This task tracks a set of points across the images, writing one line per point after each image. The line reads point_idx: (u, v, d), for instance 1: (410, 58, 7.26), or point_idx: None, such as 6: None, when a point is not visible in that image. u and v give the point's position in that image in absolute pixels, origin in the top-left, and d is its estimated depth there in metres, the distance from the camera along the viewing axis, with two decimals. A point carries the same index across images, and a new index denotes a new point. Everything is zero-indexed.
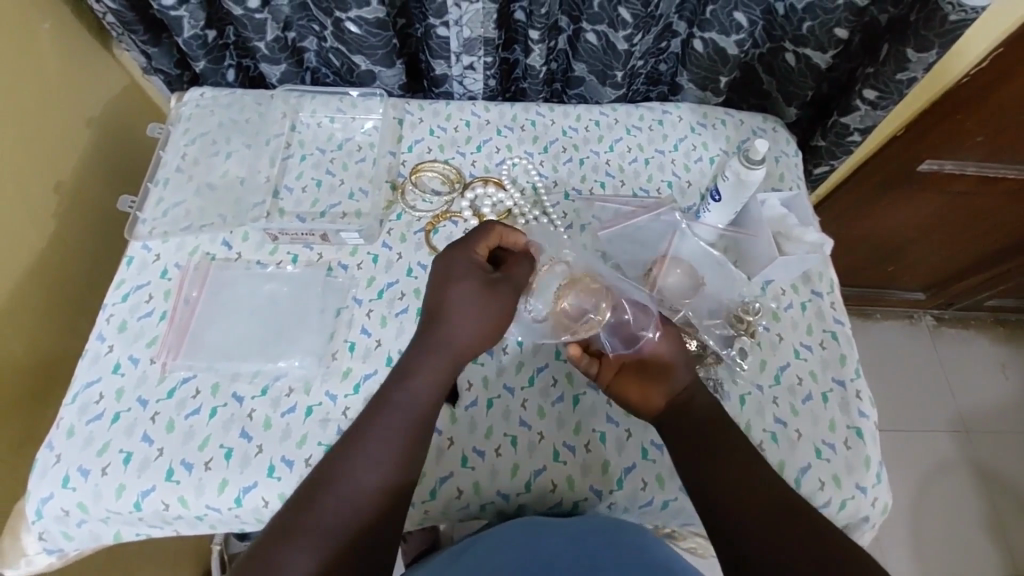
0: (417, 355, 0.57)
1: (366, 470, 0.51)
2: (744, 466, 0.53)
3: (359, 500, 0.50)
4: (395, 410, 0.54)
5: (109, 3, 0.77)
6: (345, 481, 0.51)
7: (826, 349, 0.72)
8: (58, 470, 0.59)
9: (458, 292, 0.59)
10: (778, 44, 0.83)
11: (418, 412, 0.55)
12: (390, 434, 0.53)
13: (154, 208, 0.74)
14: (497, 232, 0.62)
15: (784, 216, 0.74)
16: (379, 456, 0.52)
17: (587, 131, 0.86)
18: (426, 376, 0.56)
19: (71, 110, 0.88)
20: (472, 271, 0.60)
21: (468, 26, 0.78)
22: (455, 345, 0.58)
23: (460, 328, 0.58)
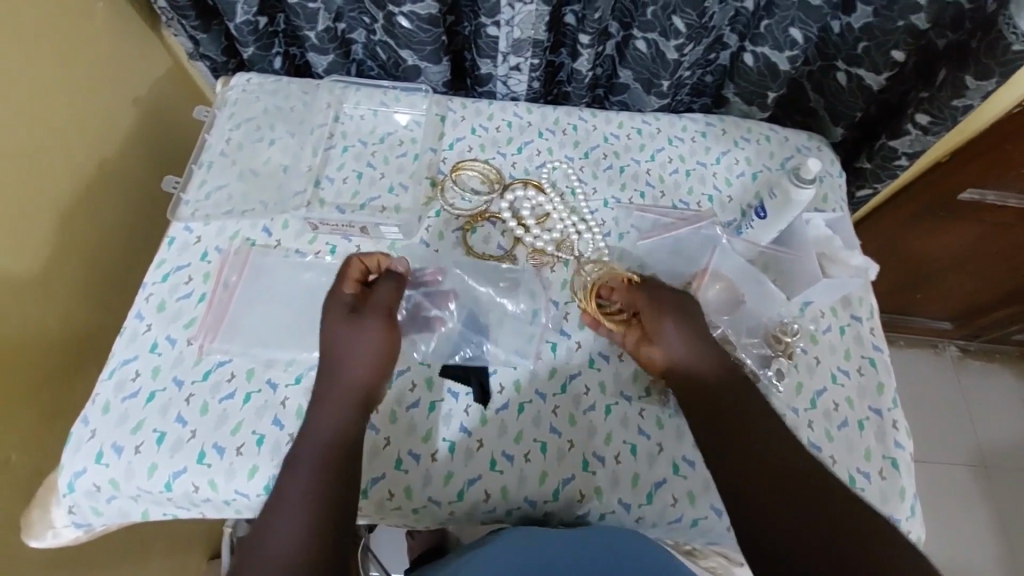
0: (321, 398, 0.56)
1: (282, 527, 0.49)
2: (773, 463, 0.52)
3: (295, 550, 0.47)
4: (313, 451, 0.53)
5: None
6: (275, 537, 0.48)
7: (864, 376, 0.71)
8: (93, 445, 0.59)
9: (337, 325, 0.59)
10: (830, 63, 0.82)
11: (324, 453, 0.53)
12: (311, 477, 0.52)
13: (197, 190, 0.75)
14: (353, 266, 0.63)
15: (829, 237, 0.73)
16: (306, 500, 0.50)
17: (628, 139, 0.85)
18: (321, 419, 0.55)
19: (117, 89, 0.89)
20: (337, 307, 0.60)
21: (518, 27, 0.77)
22: (347, 380, 0.56)
23: (349, 349, 0.57)
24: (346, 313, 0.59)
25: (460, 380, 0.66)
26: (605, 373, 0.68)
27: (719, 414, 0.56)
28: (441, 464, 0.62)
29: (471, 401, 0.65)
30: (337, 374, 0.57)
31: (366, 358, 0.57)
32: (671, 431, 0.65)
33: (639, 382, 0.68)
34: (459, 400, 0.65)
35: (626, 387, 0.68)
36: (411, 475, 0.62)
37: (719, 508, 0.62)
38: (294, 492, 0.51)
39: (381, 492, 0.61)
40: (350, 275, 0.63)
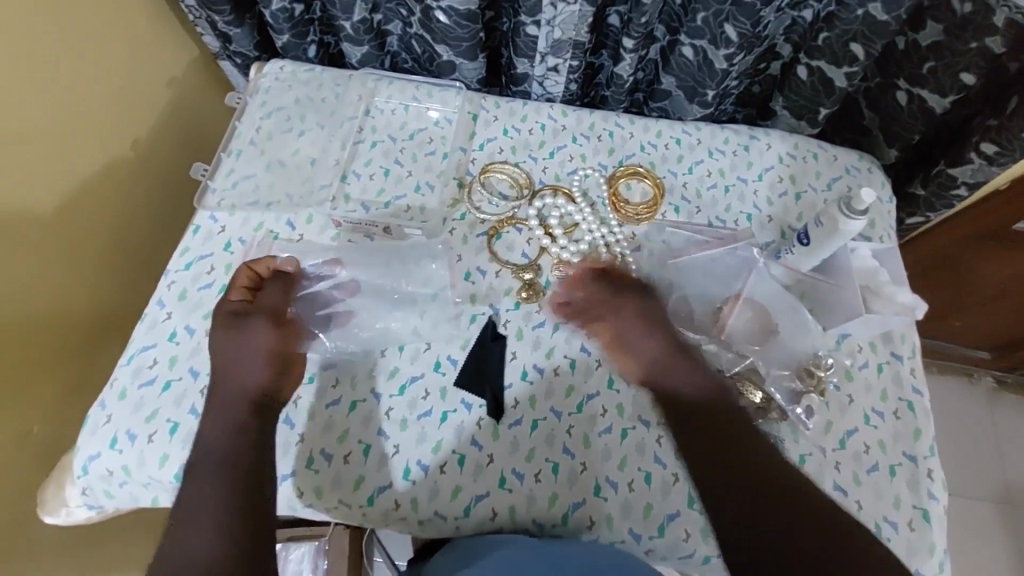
0: (210, 408, 0.57)
1: (193, 532, 0.51)
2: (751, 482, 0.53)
3: (202, 553, 0.50)
4: (204, 462, 0.54)
5: None
6: (180, 544, 0.50)
7: (900, 420, 0.67)
8: (108, 431, 0.60)
9: (217, 337, 0.60)
10: (890, 80, 0.77)
11: (217, 459, 0.54)
12: (208, 482, 0.53)
13: (224, 178, 0.74)
14: (243, 271, 0.64)
15: (876, 269, 0.68)
16: (204, 503, 0.52)
17: (666, 149, 0.82)
18: (212, 426, 0.56)
19: (151, 71, 0.88)
20: (220, 314, 0.61)
21: (559, 27, 0.74)
22: (225, 384, 0.58)
23: (229, 363, 0.58)
24: (226, 319, 0.60)
25: (475, 392, 0.65)
26: (624, 396, 0.66)
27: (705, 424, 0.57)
28: (449, 477, 0.61)
29: (484, 414, 0.64)
30: (225, 379, 0.58)
31: (243, 371, 0.58)
32: None
33: None
34: (472, 412, 0.64)
35: (645, 411, 0.65)
36: (418, 486, 0.61)
37: None
38: (196, 500, 0.52)
39: (387, 502, 0.60)
40: (238, 281, 0.64)
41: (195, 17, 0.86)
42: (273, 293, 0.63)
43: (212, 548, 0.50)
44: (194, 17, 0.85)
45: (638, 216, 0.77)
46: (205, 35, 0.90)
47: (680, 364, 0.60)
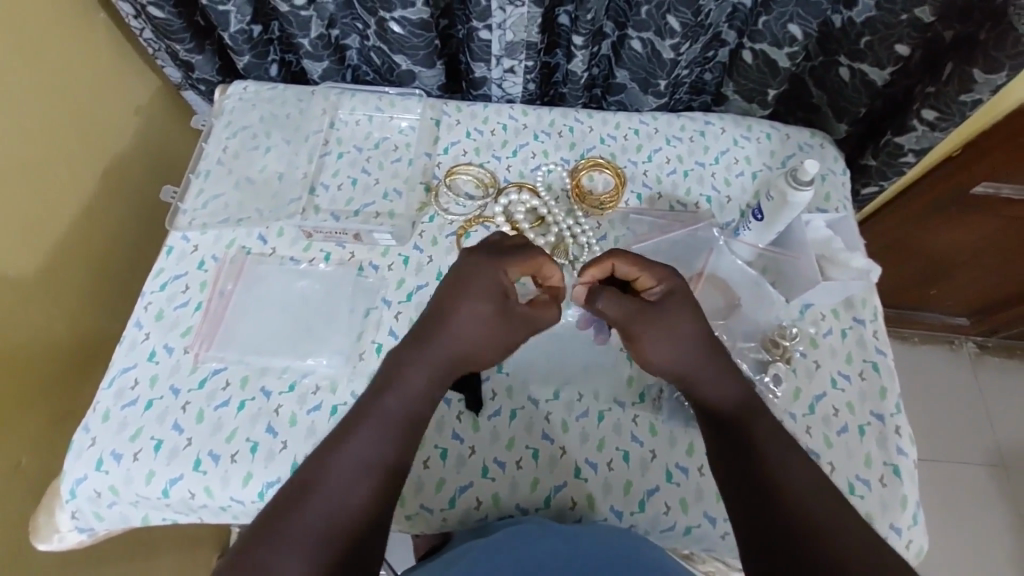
0: (416, 354, 0.53)
1: (351, 475, 0.47)
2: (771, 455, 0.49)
3: (354, 510, 0.46)
4: (396, 408, 0.51)
5: (157, 12, 0.77)
6: (336, 481, 0.47)
7: (866, 380, 0.69)
8: (93, 452, 0.61)
9: (469, 302, 0.54)
10: (832, 58, 0.80)
11: (405, 410, 0.51)
12: (390, 435, 0.50)
13: (194, 199, 0.76)
14: (541, 263, 0.58)
15: (829, 238, 0.71)
16: (375, 460, 0.48)
17: (625, 140, 0.84)
18: (417, 374, 0.53)
19: (117, 102, 0.90)
20: (495, 288, 0.55)
21: (511, 29, 0.76)
22: (451, 351, 0.54)
23: (467, 330, 0.54)
24: (501, 297, 0.55)
25: (453, 387, 0.66)
26: (599, 379, 0.68)
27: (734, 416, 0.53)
28: (432, 471, 0.62)
29: (462, 408, 0.65)
30: (446, 341, 0.54)
31: (477, 343, 0.54)
32: (665, 437, 0.65)
33: (634, 388, 0.67)
34: (451, 406, 0.65)
35: (621, 393, 0.67)
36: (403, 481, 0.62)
37: (713, 516, 0.61)
38: (360, 457, 0.48)
39: None
40: (531, 265, 0.58)
41: (155, 48, 0.88)
42: (551, 312, 0.58)
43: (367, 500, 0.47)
44: (153, 49, 0.88)
45: (601, 205, 0.79)
46: (166, 67, 0.92)
47: (707, 375, 0.54)
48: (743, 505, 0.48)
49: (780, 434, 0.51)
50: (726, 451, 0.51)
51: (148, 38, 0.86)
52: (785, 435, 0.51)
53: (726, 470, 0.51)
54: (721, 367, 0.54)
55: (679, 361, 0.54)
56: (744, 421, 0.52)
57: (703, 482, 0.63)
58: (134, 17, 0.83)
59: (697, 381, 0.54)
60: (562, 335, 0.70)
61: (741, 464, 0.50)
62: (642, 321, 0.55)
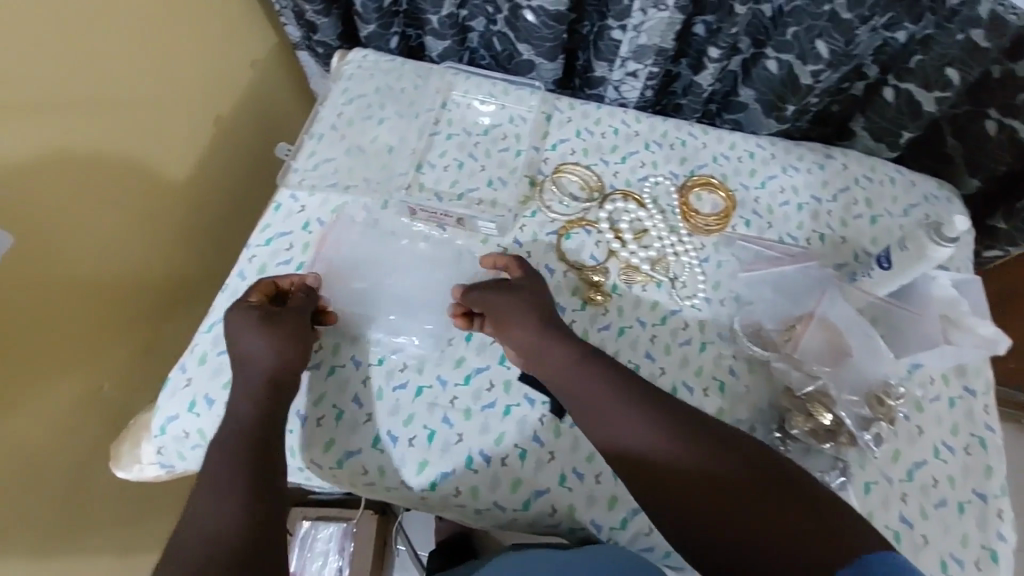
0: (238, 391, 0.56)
1: (211, 505, 0.48)
2: (702, 476, 0.50)
3: (224, 531, 0.46)
4: (235, 433, 0.53)
5: None
6: (201, 513, 0.48)
7: (971, 455, 0.65)
8: (187, 393, 0.63)
9: (247, 331, 0.58)
10: (980, 109, 0.74)
11: (247, 432, 0.54)
12: (232, 458, 0.51)
13: (305, 159, 0.76)
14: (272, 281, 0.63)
15: (956, 299, 0.65)
16: (225, 481, 0.50)
17: (739, 162, 0.81)
18: (243, 403, 0.55)
19: (237, 51, 0.92)
20: (247, 313, 0.59)
21: (646, 33, 0.74)
22: (260, 373, 0.56)
23: (259, 354, 0.57)
24: (256, 316, 0.58)
25: (539, 389, 0.65)
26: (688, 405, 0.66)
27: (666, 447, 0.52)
28: (510, 470, 0.62)
29: (547, 412, 0.64)
30: (245, 369, 0.57)
31: (269, 357, 0.57)
32: None
33: (722, 421, 0.66)
34: (535, 407, 0.64)
35: None
36: (480, 475, 0.61)
37: None
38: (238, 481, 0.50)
39: (448, 487, 0.61)
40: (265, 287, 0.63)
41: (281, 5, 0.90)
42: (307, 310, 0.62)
43: (231, 516, 0.48)
44: (281, 8, 0.89)
45: (708, 227, 0.76)
46: (288, 25, 0.93)
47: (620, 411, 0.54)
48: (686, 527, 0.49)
49: (719, 457, 0.50)
50: (660, 482, 0.51)
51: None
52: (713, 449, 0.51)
53: (679, 517, 0.50)
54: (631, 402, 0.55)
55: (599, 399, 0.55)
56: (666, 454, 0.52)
57: None
58: None
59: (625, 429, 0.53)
60: (653, 354, 0.68)
61: (679, 492, 0.50)
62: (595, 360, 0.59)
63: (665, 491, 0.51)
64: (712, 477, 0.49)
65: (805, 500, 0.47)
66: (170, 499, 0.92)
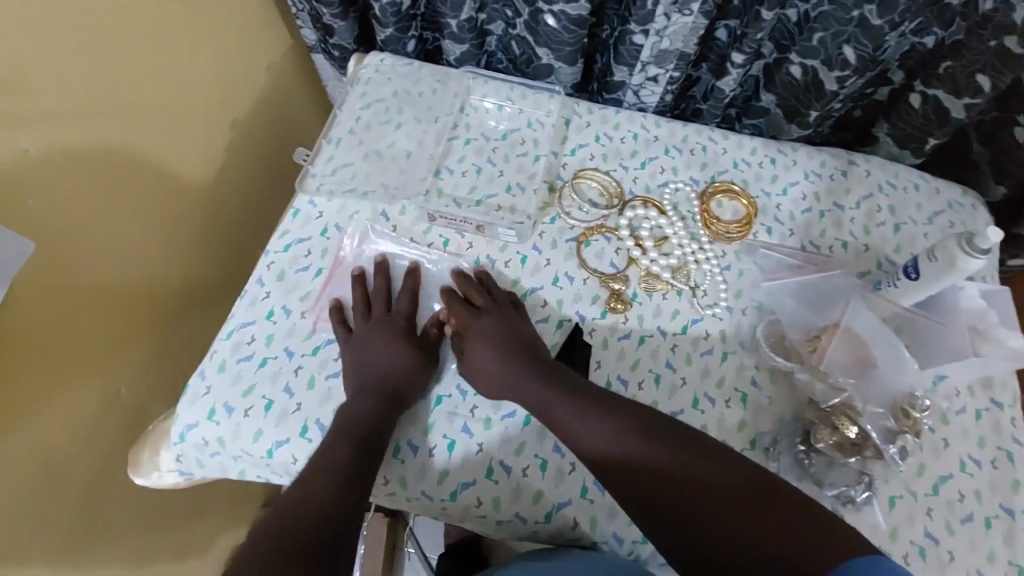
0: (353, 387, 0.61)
1: (318, 483, 0.53)
2: (695, 477, 0.50)
3: (327, 509, 0.51)
4: (345, 425, 0.58)
5: None
6: (310, 489, 0.53)
7: (998, 469, 0.64)
8: (207, 401, 0.63)
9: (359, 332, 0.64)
10: (1009, 115, 0.72)
11: (359, 427, 0.58)
12: (341, 446, 0.56)
13: (323, 165, 0.76)
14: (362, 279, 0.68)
15: (985, 310, 0.64)
16: (335, 466, 0.55)
17: (760, 168, 0.80)
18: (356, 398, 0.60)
19: (252, 54, 0.91)
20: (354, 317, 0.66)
21: (668, 37, 0.73)
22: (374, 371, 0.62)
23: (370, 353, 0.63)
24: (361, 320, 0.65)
25: None
26: (709, 416, 0.65)
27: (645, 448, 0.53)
28: (531, 481, 0.61)
29: None
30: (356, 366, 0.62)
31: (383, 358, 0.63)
32: None
33: (744, 432, 0.65)
34: None
35: (730, 436, 0.65)
36: (501, 486, 0.61)
37: None
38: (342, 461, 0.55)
39: (469, 498, 0.60)
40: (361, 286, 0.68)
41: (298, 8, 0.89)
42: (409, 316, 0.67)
43: (329, 495, 0.53)
44: (297, 10, 0.88)
45: (730, 234, 0.75)
46: (304, 28, 0.92)
47: (564, 414, 0.57)
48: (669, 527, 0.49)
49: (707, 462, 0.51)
50: (644, 479, 0.52)
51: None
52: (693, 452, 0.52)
53: (665, 518, 0.50)
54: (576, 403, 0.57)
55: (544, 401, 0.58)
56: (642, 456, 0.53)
57: None
58: None
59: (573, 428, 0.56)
60: (674, 364, 0.68)
61: (660, 491, 0.51)
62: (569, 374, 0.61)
63: (647, 490, 0.51)
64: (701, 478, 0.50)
65: (797, 515, 0.46)
66: (181, 505, 0.91)
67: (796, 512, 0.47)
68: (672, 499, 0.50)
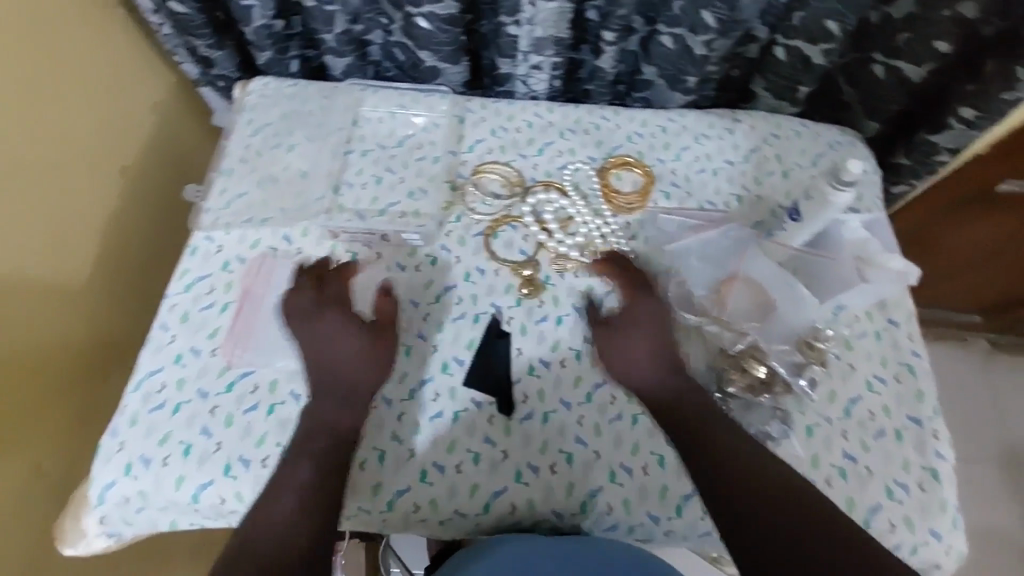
0: (319, 391, 0.62)
1: (282, 496, 0.56)
2: (755, 471, 0.54)
3: (282, 527, 0.54)
4: (315, 431, 0.60)
5: (179, 5, 0.77)
6: (269, 504, 0.55)
7: (902, 383, 0.69)
8: (122, 457, 0.61)
9: (329, 321, 0.64)
10: (866, 55, 0.77)
11: (330, 436, 0.60)
12: (310, 461, 0.58)
13: (217, 198, 0.74)
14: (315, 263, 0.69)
15: (865, 239, 0.70)
16: (302, 480, 0.57)
17: (653, 137, 0.83)
18: (321, 402, 0.61)
19: (132, 98, 0.88)
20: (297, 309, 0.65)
21: (540, 25, 0.75)
22: (337, 370, 0.62)
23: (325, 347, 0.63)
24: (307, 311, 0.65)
25: (486, 391, 0.66)
26: None
27: (695, 421, 0.59)
28: (465, 475, 0.62)
29: (494, 412, 0.65)
30: (323, 365, 0.63)
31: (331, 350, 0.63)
32: None
33: None
34: (482, 410, 0.65)
35: None
36: (437, 486, 0.62)
37: None
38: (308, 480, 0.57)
39: (407, 505, 0.61)
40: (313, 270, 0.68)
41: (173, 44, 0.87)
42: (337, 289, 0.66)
43: (293, 508, 0.55)
44: (170, 46, 0.86)
45: (631, 205, 0.77)
46: (184, 64, 0.90)
47: (643, 364, 0.63)
48: (732, 516, 0.52)
49: (745, 455, 0.56)
50: (687, 452, 0.58)
51: (167, 34, 0.84)
52: (732, 438, 0.57)
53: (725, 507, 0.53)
54: (643, 353, 0.64)
55: (630, 362, 0.63)
56: (699, 428, 0.59)
57: None
58: (153, 12, 0.81)
59: (644, 383, 0.63)
60: (593, 338, 0.69)
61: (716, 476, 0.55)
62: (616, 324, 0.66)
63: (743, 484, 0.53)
64: (752, 470, 0.54)
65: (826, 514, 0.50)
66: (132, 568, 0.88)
67: (806, 502, 0.51)
68: (743, 479, 0.54)
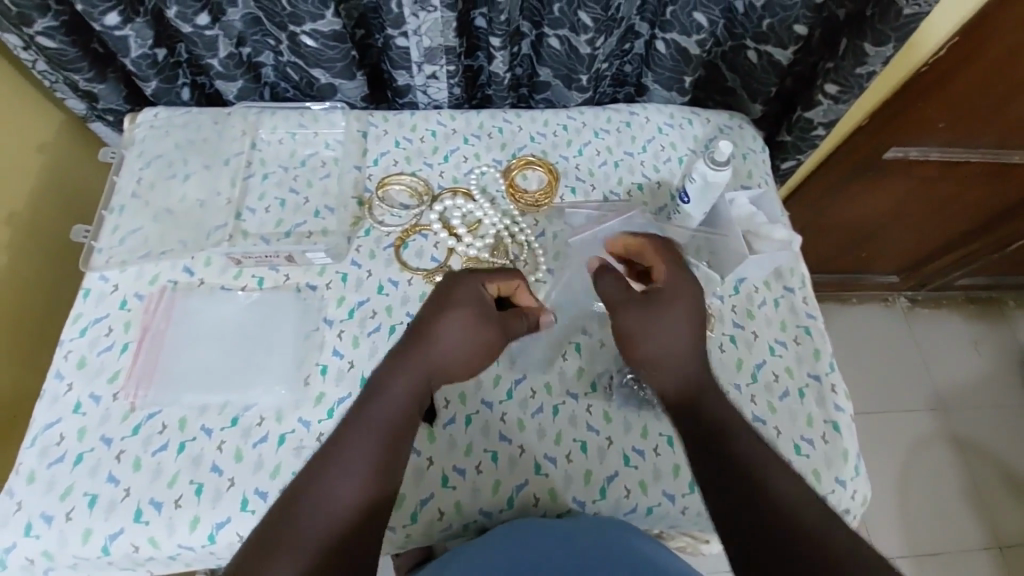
0: (397, 364, 0.53)
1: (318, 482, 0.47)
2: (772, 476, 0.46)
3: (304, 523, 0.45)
4: (397, 418, 0.51)
5: (48, 41, 0.73)
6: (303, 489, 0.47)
7: (801, 345, 0.73)
8: (21, 518, 0.57)
9: (454, 311, 0.55)
10: (740, 42, 0.83)
11: (390, 418, 0.50)
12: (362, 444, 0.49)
13: (109, 236, 0.72)
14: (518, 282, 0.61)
15: (752, 214, 0.74)
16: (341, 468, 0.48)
17: (555, 136, 0.85)
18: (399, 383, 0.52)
19: (15, 142, 0.84)
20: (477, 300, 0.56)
21: (426, 35, 0.76)
22: (439, 359, 0.54)
23: (452, 338, 0.54)
24: (481, 307, 0.56)
25: None
26: (551, 374, 0.69)
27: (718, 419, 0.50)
28: None
29: None
30: (432, 350, 0.54)
31: (458, 346, 0.54)
32: (619, 423, 0.67)
33: (585, 379, 0.69)
34: None
35: (572, 385, 0.69)
36: None
37: (672, 493, 0.64)
38: (333, 489, 0.46)
39: None
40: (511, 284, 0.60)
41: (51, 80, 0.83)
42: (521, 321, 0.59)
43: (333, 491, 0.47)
44: (50, 83, 0.82)
45: (537, 203, 0.79)
46: (67, 99, 0.86)
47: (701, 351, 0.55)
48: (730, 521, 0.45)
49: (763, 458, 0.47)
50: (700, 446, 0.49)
51: (42, 70, 0.80)
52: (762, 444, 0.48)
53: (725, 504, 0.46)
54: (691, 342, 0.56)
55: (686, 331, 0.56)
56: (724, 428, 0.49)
57: (660, 462, 0.65)
58: (23, 49, 0.77)
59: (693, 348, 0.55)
60: None
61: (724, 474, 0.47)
62: (640, 307, 0.56)
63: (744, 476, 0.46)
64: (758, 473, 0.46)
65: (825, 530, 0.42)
66: None
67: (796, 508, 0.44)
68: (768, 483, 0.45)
